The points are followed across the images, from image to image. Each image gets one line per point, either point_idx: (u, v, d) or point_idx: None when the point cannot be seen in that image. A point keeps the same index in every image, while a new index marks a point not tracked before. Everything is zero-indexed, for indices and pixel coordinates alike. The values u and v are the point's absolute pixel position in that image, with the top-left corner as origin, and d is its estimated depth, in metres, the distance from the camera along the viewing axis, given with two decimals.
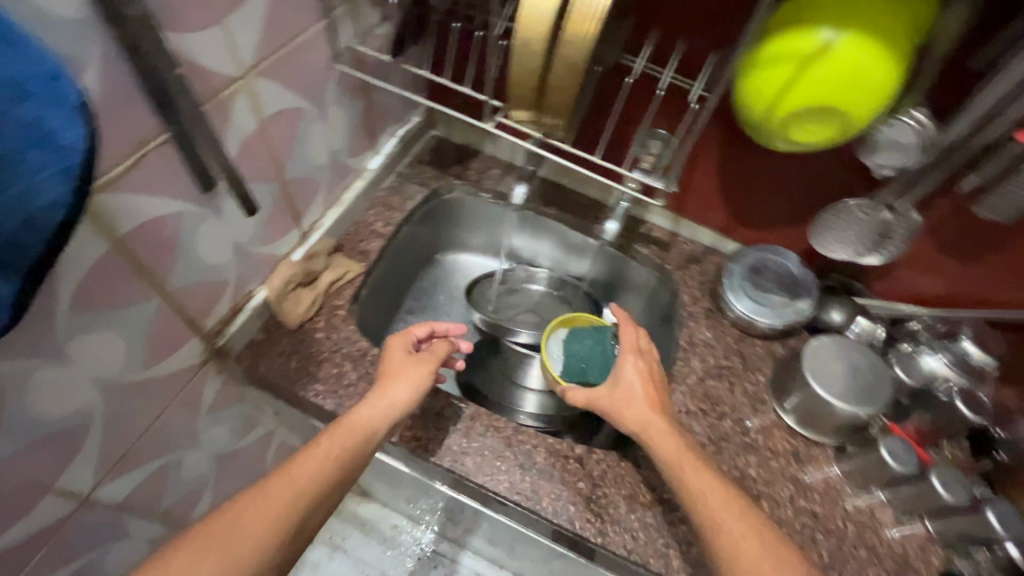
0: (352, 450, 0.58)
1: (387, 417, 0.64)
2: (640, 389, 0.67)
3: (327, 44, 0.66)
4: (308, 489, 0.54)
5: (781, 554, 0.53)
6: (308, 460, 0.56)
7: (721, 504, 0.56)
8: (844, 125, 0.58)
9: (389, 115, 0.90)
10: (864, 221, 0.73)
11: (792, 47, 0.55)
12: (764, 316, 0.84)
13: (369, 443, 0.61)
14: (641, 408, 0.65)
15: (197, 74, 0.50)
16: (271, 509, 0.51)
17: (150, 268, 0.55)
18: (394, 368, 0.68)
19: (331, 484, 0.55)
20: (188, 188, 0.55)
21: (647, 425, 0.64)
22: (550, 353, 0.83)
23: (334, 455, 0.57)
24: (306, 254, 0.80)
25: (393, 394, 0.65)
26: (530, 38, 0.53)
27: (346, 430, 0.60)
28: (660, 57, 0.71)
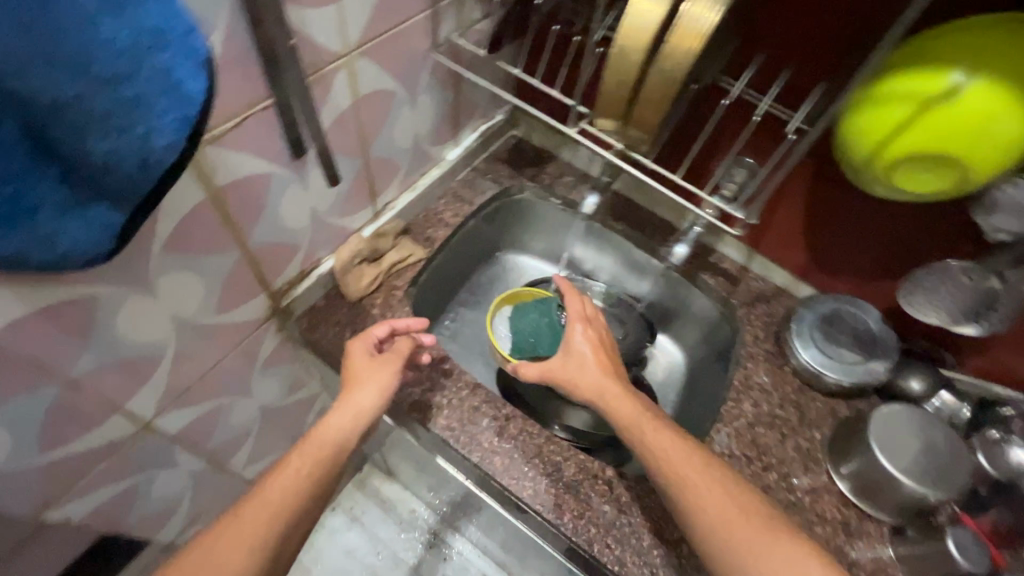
0: (319, 470, 0.62)
1: (357, 423, 0.65)
2: (592, 355, 0.70)
3: (429, 34, 0.68)
4: (282, 511, 0.58)
5: (756, 518, 0.58)
6: (280, 479, 0.60)
7: (688, 464, 0.61)
8: (961, 179, 0.54)
9: (475, 110, 0.92)
10: (966, 287, 0.66)
11: (916, 89, 0.51)
12: (832, 371, 0.78)
13: (340, 451, 0.64)
14: (596, 373, 0.68)
15: (308, 47, 0.53)
16: (251, 522, 0.57)
17: (237, 221, 0.58)
18: (361, 372, 0.68)
19: (304, 500, 0.60)
20: (282, 152, 0.58)
21: (605, 392, 0.67)
22: (499, 332, 0.90)
23: (307, 471, 0.61)
24: (375, 231, 0.83)
25: (358, 399, 0.66)
26: (629, 48, 0.52)
27: (313, 445, 0.63)
28: (761, 82, 0.67)
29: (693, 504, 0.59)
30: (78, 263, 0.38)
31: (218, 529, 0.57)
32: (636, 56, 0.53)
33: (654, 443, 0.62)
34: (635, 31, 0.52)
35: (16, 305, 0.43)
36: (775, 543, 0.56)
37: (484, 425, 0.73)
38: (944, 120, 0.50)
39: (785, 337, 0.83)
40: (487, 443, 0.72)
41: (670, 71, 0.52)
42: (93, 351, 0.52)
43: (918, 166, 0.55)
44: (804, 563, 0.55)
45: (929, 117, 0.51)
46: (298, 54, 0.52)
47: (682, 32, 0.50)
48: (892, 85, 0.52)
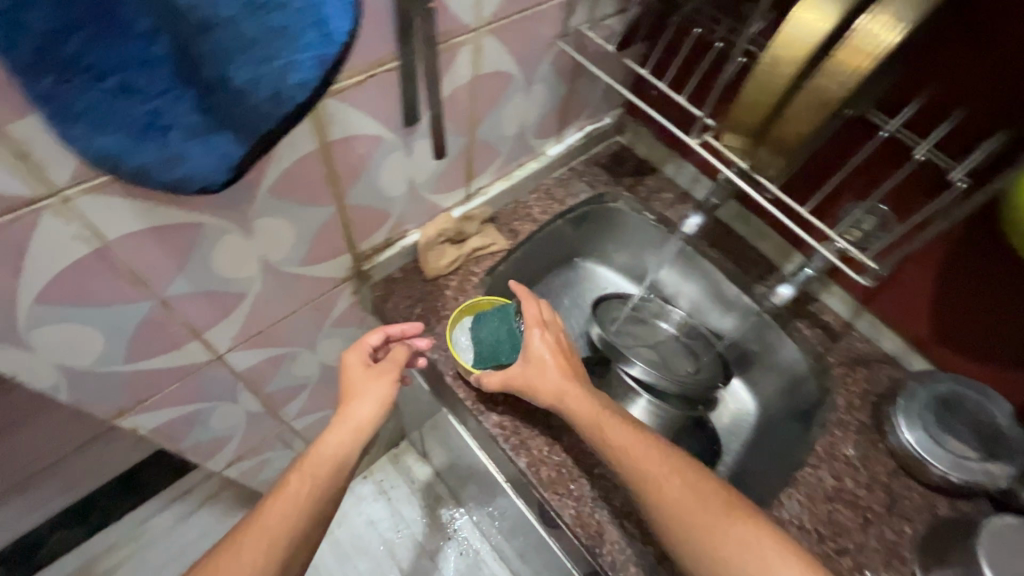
0: (315, 491, 0.62)
1: (356, 438, 0.66)
2: (551, 360, 0.68)
3: (559, 22, 0.66)
4: (282, 533, 0.59)
5: (714, 501, 0.57)
6: (279, 503, 0.61)
7: (647, 455, 0.60)
8: None
9: (584, 109, 0.89)
10: None
11: None
12: (940, 461, 0.68)
13: (340, 468, 0.64)
14: (556, 373, 0.66)
15: (443, 14, 0.52)
16: (254, 547, 0.58)
17: (339, 177, 0.59)
18: (359, 384, 0.68)
19: (305, 521, 0.61)
20: (395, 117, 0.58)
21: (564, 393, 0.65)
22: (458, 344, 0.74)
23: (306, 491, 0.62)
24: (464, 214, 0.81)
25: (353, 412, 0.66)
26: (780, 60, 0.47)
27: (313, 465, 0.63)
28: (922, 121, 0.59)
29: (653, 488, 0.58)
30: (191, 189, 0.38)
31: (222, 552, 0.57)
32: (787, 69, 0.47)
33: (612, 441, 0.61)
34: (793, 40, 0.47)
35: (133, 218, 0.45)
36: (745, 531, 0.55)
37: (536, 432, 0.70)
38: None
39: (886, 412, 0.73)
40: (538, 451, 0.68)
41: (827, 90, 0.46)
42: (188, 276, 0.53)
43: None
44: (767, 548, 0.54)
45: None
46: (433, 20, 0.51)
47: (851, 47, 0.44)
48: None
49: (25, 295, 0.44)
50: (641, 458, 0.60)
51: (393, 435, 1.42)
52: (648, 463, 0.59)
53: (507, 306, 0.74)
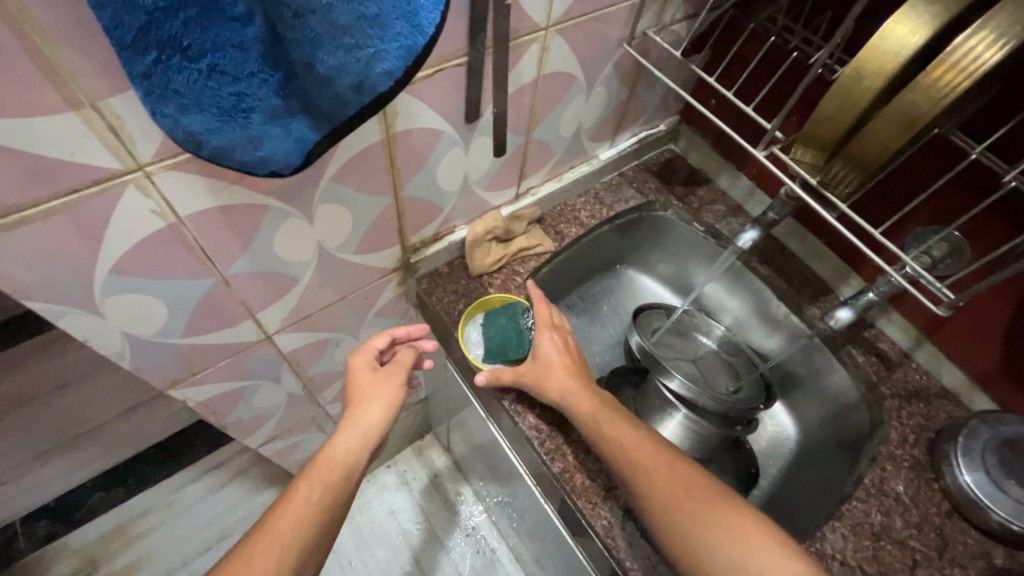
0: (328, 495, 0.62)
1: (365, 442, 0.67)
2: (557, 359, 0.68)
3: (627, 25, 0.65)
4: (295, 536, 0.58)
5: (713, 497, 0.54)
6: (291, 507, 0.60)
7: (643, 450, 0.58)
8: None
9: (641, 115, 0.87)
10: None
11: None
12: (1000, 506, 0.64)
13: (350, 474, 0.64)
14: (563, 373, 0.66)
15: (516, 13, 0.52)
16: (266, 551, 0.56)
17: (399, 170, 0.59)
18: (367, 388, 0.71)
19: (319, 527, 0.59)
20: (459, 113, 0.58)
21: (567, 390, 0.64)
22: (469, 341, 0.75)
23: (319, 495, 0.61)
24: (513, 213, 0.81)
25: (362, 415, 0.68)
26: (866, 74, 0.45)
27: (324, 468, 0.64)
28: (1011, 147, 0.56)
29: (648, 482, 0.56)
30: (264, 172, 0.39)
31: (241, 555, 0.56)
32: (871, 83, 0.45)
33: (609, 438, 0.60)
34: (881, 52, 0.44)
35: (206, 196, 0.46)
36: (744, 528, 0.52)
37: (572, 437, 0.69)
38: None
39: (943, 450, 0.70)
40: (572, 457, 0.67)
41: (914, 106, 0.44)
42: (249, 257, 0.55)
43: None
44: (766, 547, 0.50)
45: None
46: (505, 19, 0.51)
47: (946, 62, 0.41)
48: None
49: (102, 263, 0.46)
50: (635, 450, 0.58)
51: (420, 427, 1.43)
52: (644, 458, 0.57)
53: (514, 305, 0.76)
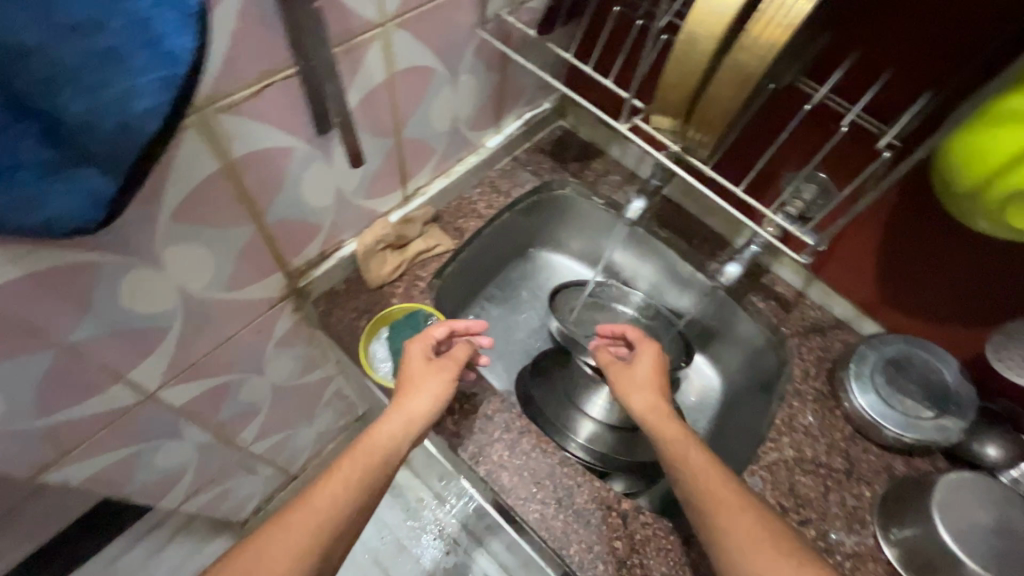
0: (366, 477, 0.60)
1: (408, 432, 0.63)
2: (649, 377, 0.71)
3: (477, 8, 0.63)
4: (328, 517, 0.56)
5: (755, 528, 0.54)
6: (330, 482, 0.58)
7: (723, 486, 0.57)
8: None
9: (521, 96, 0.86)
10: None
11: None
12: (892, 422, 0.69)
13: (389, 462, 0.62)
14: (647, 395, 0.69)
15: (339, 13, 0.49)
16: (304, 524, 0.55)
17: (253, 196, 0.55)
18: (417, 376, 0.67)
19: (352, 510, 0.58)
20: (306, 126, 0.54)
21: (652, 407, 0.68)
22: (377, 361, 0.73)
23: (357, 480, 0.59)
24: (403, 217, 0.78)
25: (409, 406, 0.64)
26: (699, 35, 0.45)
27: (364, 451, 0.61)
28: (849, 88, 0.58)
29: (701, 501, 0.57)
30: (59, 233, 0.34)
31: (255, 545, 0.54)
32: (704, 46, 0.46)
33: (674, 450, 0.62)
34: (706, 15, 0.45)
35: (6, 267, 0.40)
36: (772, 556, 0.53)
37: (495, 435, 0.68)
38: None
39: (839, 377, 0.74)
40: (497, 456, 0.67)
41: (745, 66, 0.44)
42: (93, 320, 0.49)
43: None
44: None
45: None
46: (324, 22, 0.47)
47: (765, 19, 0.42)
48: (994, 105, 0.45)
49: None
50: (716, 487, 0.57)
51: None
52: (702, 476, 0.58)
53: (419, 313, 0.74)
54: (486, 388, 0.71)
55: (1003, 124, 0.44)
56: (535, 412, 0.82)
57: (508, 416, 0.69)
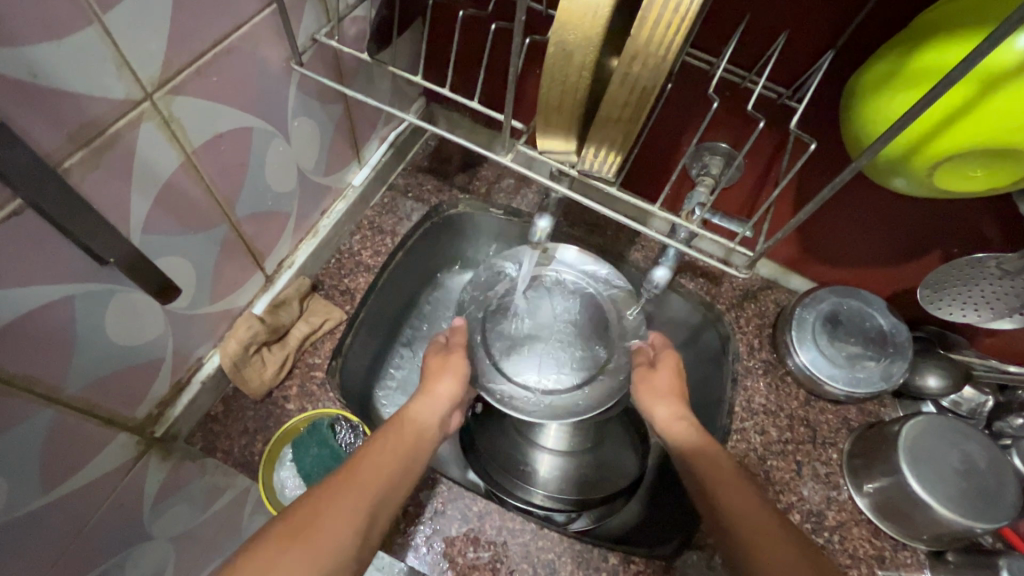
0: (407, 447, 0.52)
1: (437, 412, 0.58)
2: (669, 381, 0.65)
3: (283, 38, 0.48)
4: (377, 483, 0.47)
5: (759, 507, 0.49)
6: (375, 455, 0.49)
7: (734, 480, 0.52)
8: (989, 179, 0.42)
9: (377, 117, 0.72)
10: (966, 292, 0.61)
11: (974, 103, 0.36)
12: (840, 382, 0.67)
13: (425, 441, 0.54)
14: (670, 399, 0.63)
15: (59, 109, 0.33)
16: (357, 493, 0.45)
17: (27, 377, 0.39)
18: (436, 363, 0.63)
19: (400, 480, 0.49)
20: (75, 264, 0.38)
21: (674, 414, 0.61)
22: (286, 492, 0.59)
23: (400, 450, 0.51)
24: (272, 303, 0.64)
25: (437, 388, 0.60)
26: (573, 44, 0.35)
27: (399, 426, 0.54)
28: (741, 57, 0.52)
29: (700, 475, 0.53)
30: None
31: (274, 538, 0.40)
32: (583, 56, 0.36)
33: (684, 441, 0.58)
34: (579, 18, 0.34)
35: None
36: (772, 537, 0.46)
37: (455, 533, 0.60)
38: (1014, 103, 0.35)
39: (783, 343, 0.72)
40: (464, 557, 0.59)
41: (639, 78, 0.35)
42: None
43: (972, 162, 0.41)
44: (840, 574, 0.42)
45: (991, 99, 0.36)
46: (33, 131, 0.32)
47: (656, 15, 0.32)
48: (919, 61, 0.39)
49: None
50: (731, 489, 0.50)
51: None
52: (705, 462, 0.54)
53: (319, 421, 0.62)
54: (429, 480, 0.62)
55: (918, 81, 0.39)
56: (484, 463, 0.70)
57: (462, 504, 0.61)
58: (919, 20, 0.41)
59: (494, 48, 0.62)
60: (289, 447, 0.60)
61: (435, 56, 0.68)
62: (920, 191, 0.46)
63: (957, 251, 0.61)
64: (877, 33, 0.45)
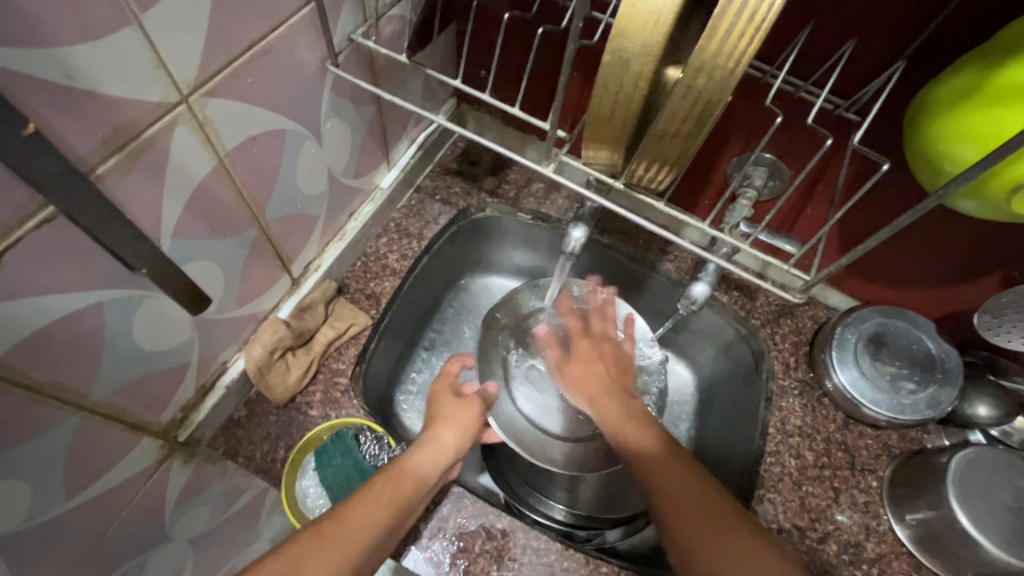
0: (403, 498, 0.49)
1: (440, 463, 0.54)
2: (604, 364, 0.58)
3: (320, 38, 0.46)
4: (365, 537, 0.44)
5: (702, 497, 0.45)
6: (365, 501, 0.47)
7: (657, 450, 0.49)
8: None
9: (408, 117, 0.70)
10: None
11: None
12: (883, 407, 0.64)
13: (423, 492, 0.51)
14: (586, 370, 0.58)
15: (93, 112, 0.32)
16: (342, 548, 0.42)
17: (55, 384, 0.38)
18: (445, 411, 0.59)
19: (386, 534, 0.46)
20: (105, 270, 0.37)
21: (602, 386, 0.56)
22: (306, 495, 0.58)
23: (395, 503, 0.48)
24: (298, 306, 0.63)
25: (442, 435, 0.56)
26: (631, 54, 0.33)
27: (400, 473, 0.50)
28: (798, 65, 0.49)
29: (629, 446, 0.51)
30: None
31: None
32: (641, 65, 0.33)
33: (631, 435, 0.51)
34: (640, 23, 0.32)
35: None
36: (713, 529, 0.43)
37: (477, 550, 0.58)
38: None
39: (821, 362, 0.69)
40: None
41: (702, 91, 0.32)
42: None
43: None
44: None
45: None
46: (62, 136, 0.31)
47: (728, 25, 0.29)
48: (1003, 79, 0.36)
49: None
50: (658, 464, 0.48)
51: None
52: (650, 465, 0.48)
53: (343, 430, 0.61)
54: (454, 493, 0.60)
55: (1005, 99, 0.35)
56: (507, 477, 0.67)
57: (485, 519, 0.60)
58: (997, 37, 0.38)
59: (531, 54, 0.61)
60: (312, 451, 0.60)
61: (469, 56, 0.66)
62: (989, 215, 0.43)
63: (1018, 274, 0.57)
64: (955, 44, 0.42)
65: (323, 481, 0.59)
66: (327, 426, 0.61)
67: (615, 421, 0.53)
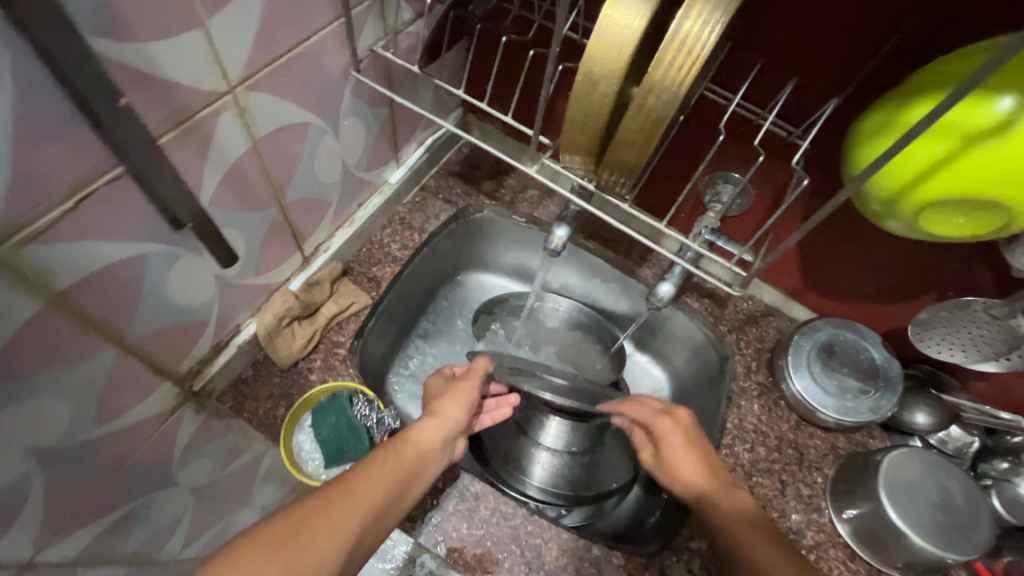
0: (403, 466, 0.54)
1: (440, 435, 0.59)
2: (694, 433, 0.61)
3: (345, 47, 0.54)
4: (369, 504, 0.49)
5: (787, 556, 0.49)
6: (369, 473, 0.52)
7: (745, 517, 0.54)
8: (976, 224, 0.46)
9: (417, 121, 0.78)
10: (961, 333, 0.64)
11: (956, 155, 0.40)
12: (830, 409, 0.70)
13: (422, 463, 0.56)
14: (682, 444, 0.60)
15: (160, 95, 0.40)
16: (348, 513, 0.47)
17: (101, 319, 0.45)
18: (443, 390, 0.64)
19: (389, 502, 0.51)
20: (152, 226, 0.45)
21: (698, 462, 0.59)
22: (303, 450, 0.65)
23: (397, 473, 0.54)
24: (307, 282, 0.70)
25: (445, 410, 0.61)
26: (597, 77, 0.41)
27: (400, 445, 0.56)
28: (755, 95, 0.56)
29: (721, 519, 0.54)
30: None
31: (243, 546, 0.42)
32: (607, 85, 0.41)
33: (728, 502, 0.55)
34: (606, 52, 0.39)
35: None
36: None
37: (451, 509, 0.64)
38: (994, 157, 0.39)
39: (779, 367, 0.75)
40: (458, 532, 0.63)
41: (652, 109, 0.40)
42: None
43: (955, 208, 0.44)
44: None
45: (973, 153, 0.40)
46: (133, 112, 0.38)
47: (671, 58, 0.37)
48: (908, 114, 0.43)
49: None
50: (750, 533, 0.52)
51: None
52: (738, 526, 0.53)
53: (338, 393, 0.67)
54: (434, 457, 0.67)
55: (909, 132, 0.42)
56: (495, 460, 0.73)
57: (461, 482, 0.66)
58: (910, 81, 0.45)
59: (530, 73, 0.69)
60: (308, 411, 0.66)
61: (476, 71, 0.74)
62: (915, 234, 0.49)
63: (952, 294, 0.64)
64: (881, 86, 0.49)
65: (318, 437, 0.65)
66: (322, 390, 0.67)
67: (706, 491, 0.57)
